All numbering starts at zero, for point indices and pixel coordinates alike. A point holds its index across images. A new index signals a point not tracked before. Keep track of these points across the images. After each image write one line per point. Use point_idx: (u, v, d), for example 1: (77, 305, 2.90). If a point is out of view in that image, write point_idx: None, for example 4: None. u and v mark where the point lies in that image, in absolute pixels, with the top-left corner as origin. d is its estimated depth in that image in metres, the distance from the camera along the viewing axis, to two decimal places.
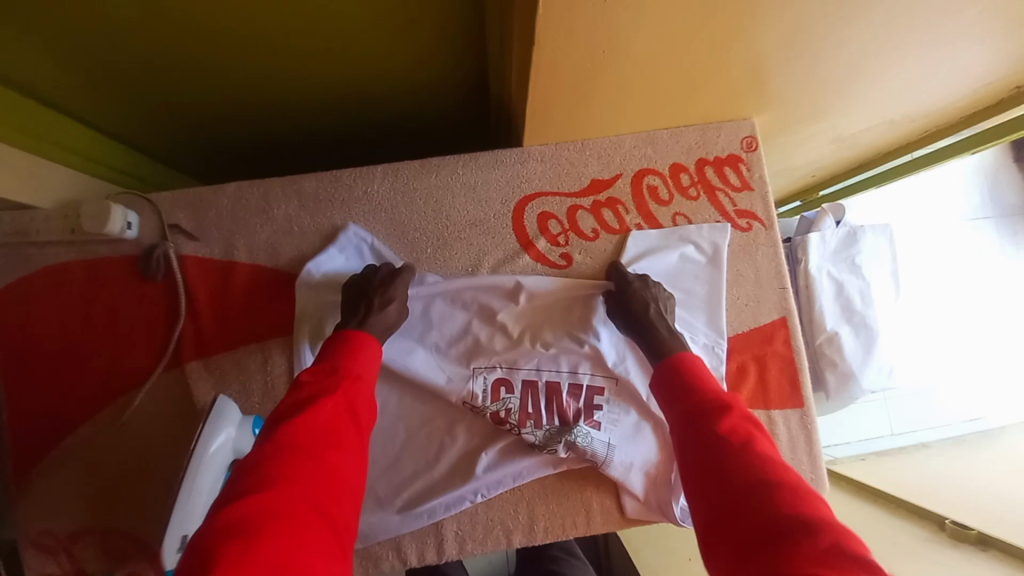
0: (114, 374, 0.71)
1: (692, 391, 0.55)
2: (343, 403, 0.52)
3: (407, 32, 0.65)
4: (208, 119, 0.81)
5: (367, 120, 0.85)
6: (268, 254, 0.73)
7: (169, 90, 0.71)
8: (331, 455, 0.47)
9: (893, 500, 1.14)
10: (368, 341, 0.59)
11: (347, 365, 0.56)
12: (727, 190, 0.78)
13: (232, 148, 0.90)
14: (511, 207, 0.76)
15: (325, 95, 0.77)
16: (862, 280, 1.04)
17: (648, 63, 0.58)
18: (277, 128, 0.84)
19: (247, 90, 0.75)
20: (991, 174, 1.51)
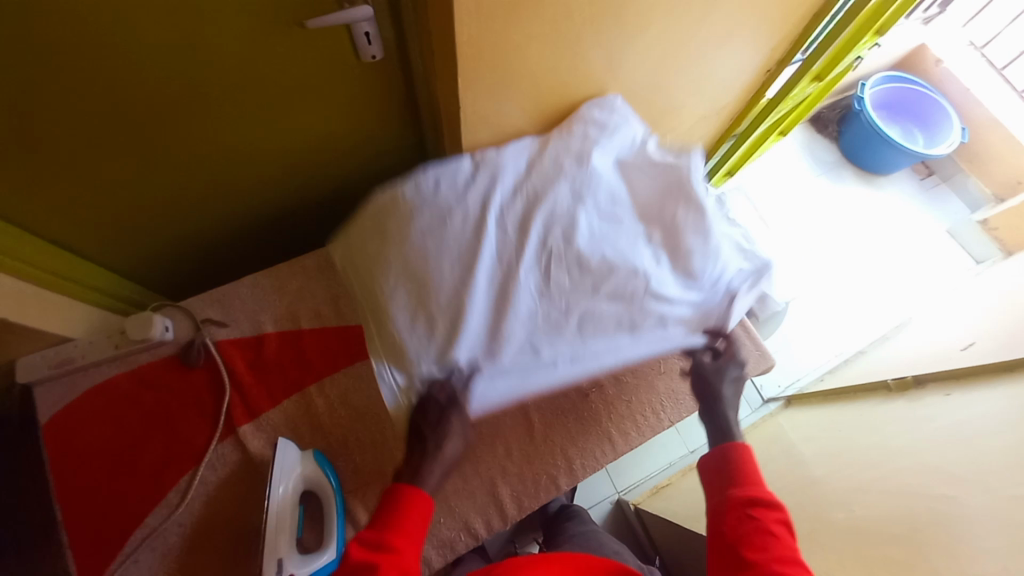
0: (170, 460, 0.79)
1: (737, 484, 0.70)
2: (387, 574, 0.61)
3: (364, 136, 0.94)
4: (211, 238, 1.00)
5: (338, 208, 1.09)
6: (289, 319, 0.89)
7: (174, 218, 0.91)
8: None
9: (852, 391, 1.36)
10: (416, 504, 0.68)
11: (388, 534, 0.65)
12: None
13: (222, 265, 1.08)
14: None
15: (307, 197, 1.01)
16: (740, 228, 1.36)
17: (532, 103, 0.89)
18: (264, 230, 1.05)
19: (246, 207, 0.97)
20: (804, 146, 2.03)
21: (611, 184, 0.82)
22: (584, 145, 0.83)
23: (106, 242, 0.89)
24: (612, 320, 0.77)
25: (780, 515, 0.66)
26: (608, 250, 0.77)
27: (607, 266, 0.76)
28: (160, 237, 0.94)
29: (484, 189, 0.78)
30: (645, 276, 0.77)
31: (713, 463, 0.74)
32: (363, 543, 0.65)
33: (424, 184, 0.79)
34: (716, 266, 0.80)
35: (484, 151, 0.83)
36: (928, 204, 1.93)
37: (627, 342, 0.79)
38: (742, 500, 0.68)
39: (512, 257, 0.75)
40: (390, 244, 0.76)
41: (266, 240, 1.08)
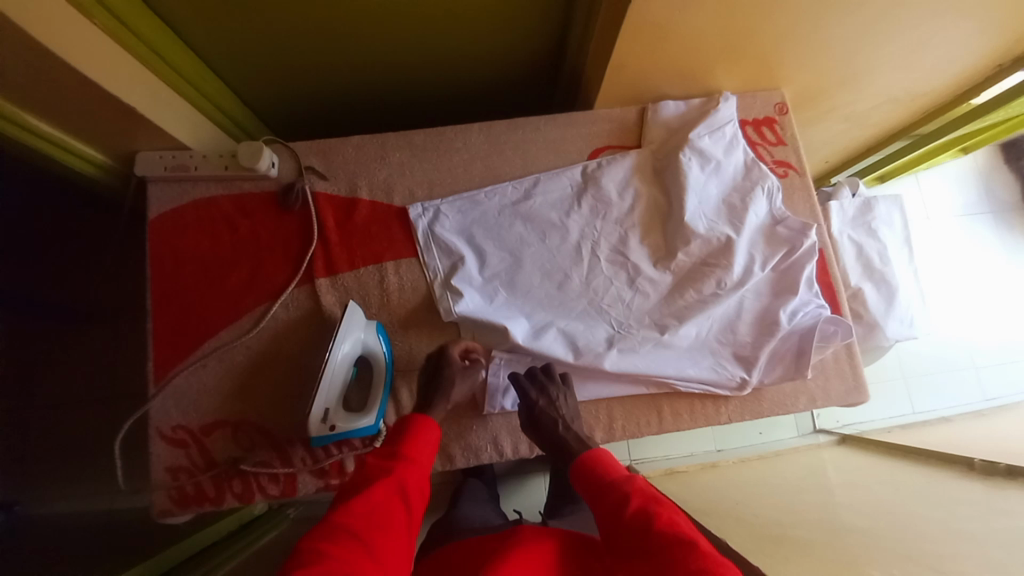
0: (249, 290, 0.84)
1: (600, 494, 0.64)
2: (402, 490, 0.62)
3: (507, 14, 0.83)
4: (326, 88, 0.97)
5: (453, 90, 1.02)
6: (383, 191, 0.87)
7: (298, 56, 0.88)
8: (379, 541, 0.56)
9: (923, 454, 1.24)
10: (427, 427, 0.70)
11: (404, 451, 0.66)
12: (765, 145, 0.92)
13: (330, 118, 1.07)
14: (587, 157, 0.91)
15: (428, 70, 0.95)
16: (879, 242, 1.18)
17: (708, 21, 0.74)
18: (377, 94, 1.01)
19: (368, 65, 0.92)
20: (981, 173, 1.68)
21: (702, 201, 0.85)
22: (667, 179, 0.88)
23: (233, 62, 0.89)
24: (679, 349, 0.83)
25: (636, 494, 0.62)
26: (677, 276, 0.85)
27: (678, 294, 0.84)
28: (283, 74, 0.92)
29: (583, 210, 0.87)
30: (716, 319, 0.84)
31: (578, 488, 0.68)
32: (375, 458, 0.65)
33: (523, 189, 0.88)
34: (788, 300, 0.83)
35: (589, 161, 0.90)
36: None
37: (671, 360, 0.83)
38: (609, 503, 0.62)
39: (585, 267, 0.86)
40: (490, 240, 0.85)
41: (376, 105, 1.04)
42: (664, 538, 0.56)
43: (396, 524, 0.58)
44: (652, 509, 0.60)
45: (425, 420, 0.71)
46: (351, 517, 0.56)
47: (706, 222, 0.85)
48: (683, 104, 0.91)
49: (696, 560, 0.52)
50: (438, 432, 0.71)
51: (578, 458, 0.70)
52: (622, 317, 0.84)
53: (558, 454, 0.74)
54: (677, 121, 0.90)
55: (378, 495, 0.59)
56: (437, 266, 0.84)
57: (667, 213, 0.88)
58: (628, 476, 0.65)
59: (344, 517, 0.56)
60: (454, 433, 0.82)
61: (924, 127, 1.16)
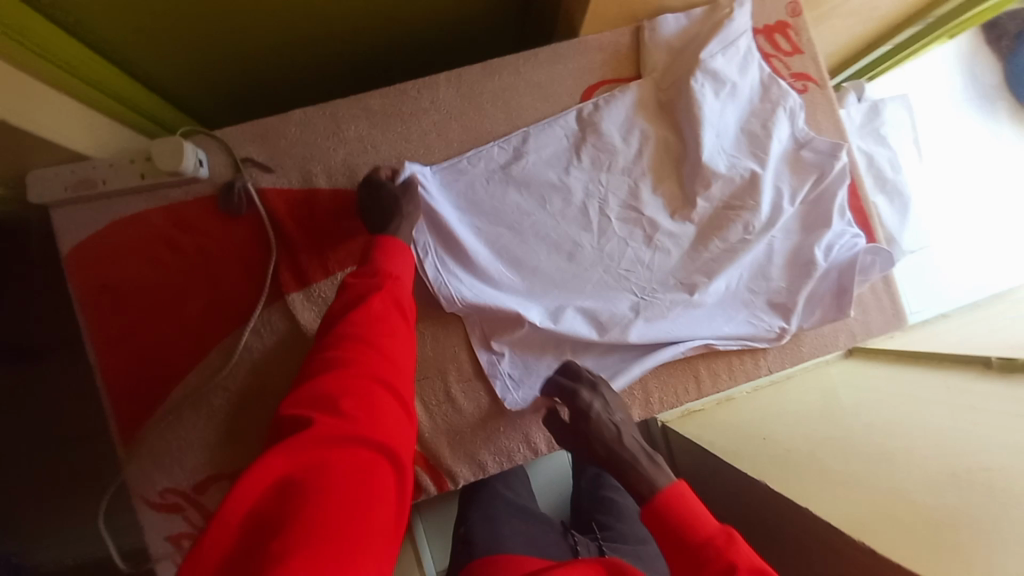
0: (211, 317, 0.70)
1: (691, 555, 0.51)
2: (393, 301, 0.58)
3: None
4: (247, 48, 0.78)
5: (404, 32, 0.84)
6: (346, 173, 0.72)
7: (201, 8, 0.68)
8: (384, 341, 0.55)
9: (934, 357, 1.24)
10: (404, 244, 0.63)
11: (383, 266, 0.60)
12: (780, 56, 0.80)
13: (256, 87, 0.87)
14: (580, 99, 0.77)
15: (371, 9, 0.76)
16: (889, 148, 1.09)
17: None
18: (311, 49, 0.82)
19: (294, 11, 0.73)
20: (969, 56, 1.60)
21: (720, 134, 0.73)
22: (678, 116, 0.75)
23: (112, 25, 0.69)
24: (708, 304, 0.76)
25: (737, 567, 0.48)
26: (699, 225, 0.75)
27: (701, 241, 0.75)
28: (188, 34, 0.73)
29: (584, 163, 0.75)
30: (746, 268, 0.76)
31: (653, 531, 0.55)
32: (353, 275, 0.60)
33: (512, 147, 0.74)
34: (824, 232, 0.75)
35: (584, 103, 0.75)
36: None
37: (702, 320, 0.76)
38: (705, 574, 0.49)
39: (597, 225, 0.75)
40: (484, 212, 0.72)
41: (311, 63, 0.85)
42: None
43: (394, 323, 0.57)
44: None
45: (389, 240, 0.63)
46: (351, 330, 0.54)
47: (725, 161, 0.74)
48: (684, 17, 0.76)
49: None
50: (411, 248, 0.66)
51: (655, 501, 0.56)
52: (644, 283, 0.75)
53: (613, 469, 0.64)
54: (678, 40, 0.76)
55: (375, 311, 0.56)
56: (428, 243, 0.71)
57: (680, 155, 0.76)
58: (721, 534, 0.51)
59: (343, 330, 0.54)
60: (480, 439, 0.74)
61: (935, 13, 1.04)
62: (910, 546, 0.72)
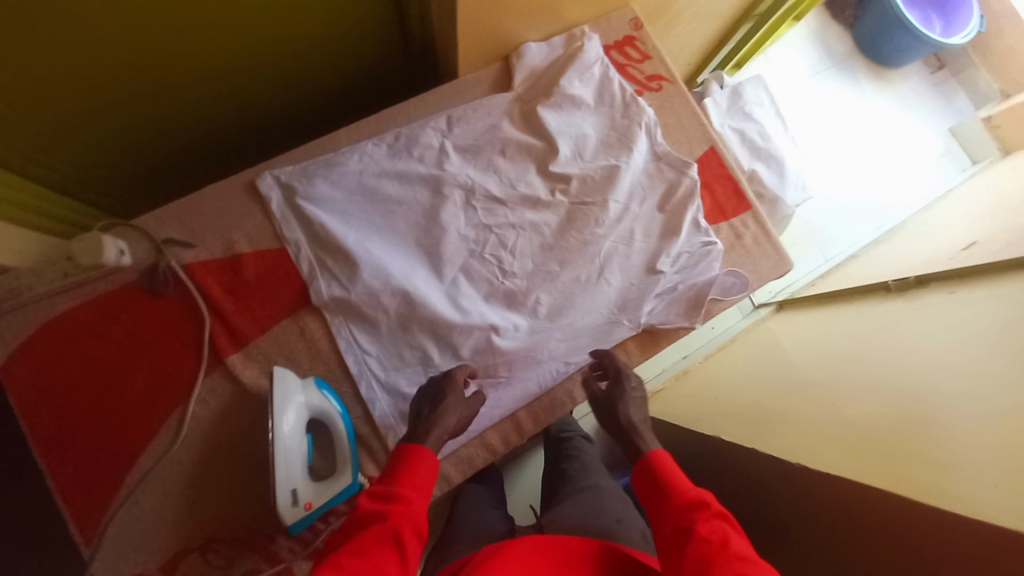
0: (156, 396, 0.72)
1: (668, 500, 0.64)
2: (394, 530, 0.56)
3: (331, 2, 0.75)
4: (148, 133, 0.83)
5: (301, 97, 0.92)
6: (269, 236, 0.76)
7: (87, 100, 0.73)
8: None
9: (846, 294, 1.38)
10: (421, 458, 0.63)
11: (397, 498, 0.59)
12: (633, 63, 0.92)
13: (167, 166, 0.93)
14: (449, 108, 0.84)
15: (264, 79, 0.84)
16: (756, 123, 1.25)
17: None
18: (211, 123, 0.88)
19: (184, 91, 0.79)
20: (818, 34, 1.84)
21: (581, 143, 0.86)
22: (540, 123, 0.85)
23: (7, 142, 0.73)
24: (563, 303, 0.81)
25: (706, 510, 0.61)
26: (560, 217, 0.84)
27: (544, 238, 0.84)
28: (82, 130, 0.78)
29: (451, 164, 0.82)
30: (605, 259, 0.84)
31: (640, 487, 0.69)
32: (370, 498, 0.59)
33: (387, 145, 0.81)
34: (677, 240, 0.85)
35: (453, 109, 0.84)
36: (926, 108, 1.88)
37: (585, 296, 0.82)
38: (678, 516, 0.62)
39: (455, 219, 0.81)
40: (352, 193, 0.78)
41: (218, 135, 0.91)
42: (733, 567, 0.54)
43: (384, 557, 0.54)
44: (718, 527, 0.59)
45: (418, 449, 0.64)
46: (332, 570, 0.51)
47: (592, 163, 0.86)
48: (546, 47, 0.87)
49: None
50: (436, 459, 0.65)
51: (642, 457, 0.70)
52: (512, 264, 0.82)
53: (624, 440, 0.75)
54: (542, 64, 0.87)
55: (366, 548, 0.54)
56: (299, 238, 0.76)
57: (541, 150, 0.85)
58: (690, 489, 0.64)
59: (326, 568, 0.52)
60: None
61: (765, 6, 1.22)
62: (853, 457, 0.80)
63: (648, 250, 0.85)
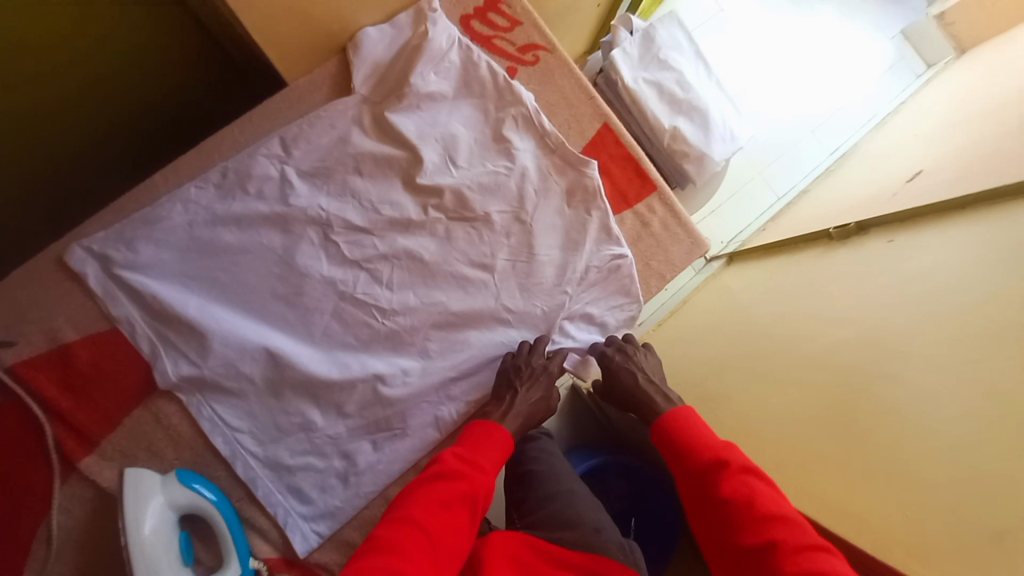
0: (10, 518, 0.62)
1: (695, 457, 0.61)
2: (468, 489, 0.56)
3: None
4: None
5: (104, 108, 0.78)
6: (95, 316, 0.66)
7: None
8: (443, 531, 0.51)
9: (792, 241, 1.26)
10: (496, 433, 0.63)
11: (475, 462, 0.59)
12: (500, 34, 0.77)
13: None
14: (285, 126, 0.71)
15: (34, 84, 0.70)
16: (674, 70, 1.10)
17: None
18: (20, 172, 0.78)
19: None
20: None
21: (450, 146, 0.73)
22: (395, 129, 0.71)
23: None
24: (454, 335, 0.73)
25: (728, 467, 0.57)
26: (439, 237, 0.73)
27: (423, 264, 0.73)
28: None
29: (298, 196, 0.70)
30: (498, 278, 0.74)
31: (660, 446, 0.65)
32: (453, 456, 0.59)
33: (215, 185, 0.69)
34: (582, 254, 0.76)
35: (286, 127, 0.70)
36: (875, 11, 1.71)
37: (477, 325, 0.74)
38: (701, 478, 0.59)
39: (315, 261, 0.70)
40: (185, 250, 0.67)
41: (24, 179, 0.79)
42: (755, 534, 0.53)
43: (458, 516, 0.53)
44: (749, 484, 0.56)
45: (496, 424, 0.64)
46: (418, 510, 0.52)
47: (466, 167, 0.74)
48: (388, 28, 0.72)
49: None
50: (511, 438, 0.64)
51: (659, 422, 0.66)
52: (388, 301, 0.72)
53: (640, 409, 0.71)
54: (387, 55, 0.72)
55: (445, 497, 0.54)
56: (131, 314, 0.66)
57: (404, 161, 0.72)
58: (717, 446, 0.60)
59: (412, 508, 0.53)
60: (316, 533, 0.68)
61: None
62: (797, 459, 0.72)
63: (543, 258, 0.75)
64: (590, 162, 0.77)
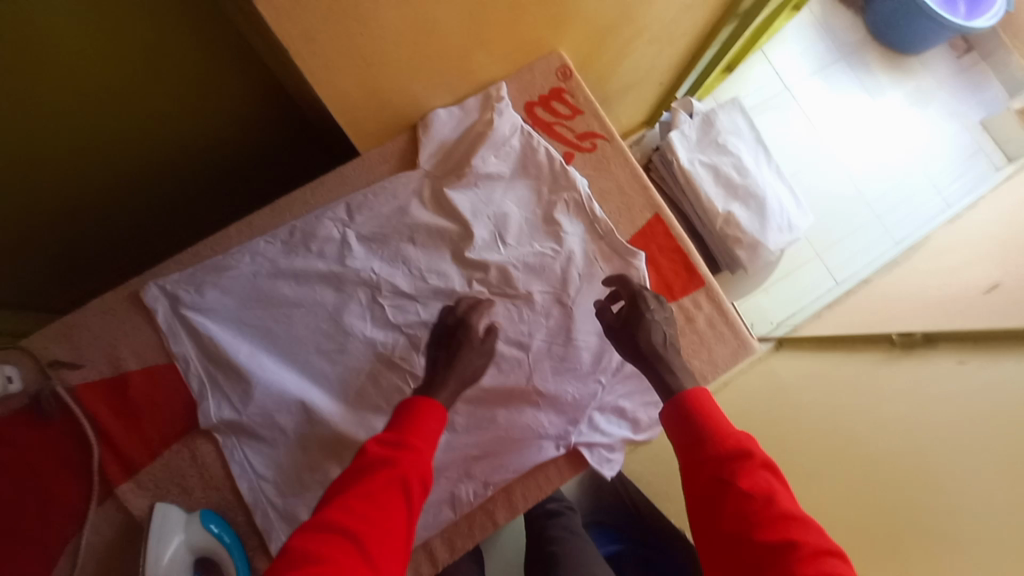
0: (48, 531, 0.66)
1: (704, 444, 0.56)
2: (400, 479, 0.54)
3: (191, 37, 0.68)
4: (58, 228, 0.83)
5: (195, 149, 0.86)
6: (156, 350, 0.71)
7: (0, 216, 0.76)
8: (372, 535, 0.50)
9: (848, 340, 1.16)
10: (431, 410, 0.60)
11: (405, 443, 0.57)
12: (561, 121, 0.80)
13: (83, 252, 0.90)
14: (352, 192, 0.76)
15: (142, 129, 0.76)
16: (733, 155, 1.09)
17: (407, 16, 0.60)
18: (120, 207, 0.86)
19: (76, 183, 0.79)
20: (822, 25, 1.63)
21: (502, 225, 0.76)
22: (451, 205, 0.75)
23: None
24: (481, 412, 0.73)
25: (751, 459, 0.54)
26: None
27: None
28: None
29: (353, 259, 0.74)
30: (533, 360, 0.74)
31: (669, 426, 0.61)
32: (374, 445, 0.57)
33: (281, 241, 0.74)
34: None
35: (353, 194, 0.75)
36: (953, 101, 1.65)
37: (505, 405, 0.73)
38: (711, 468, 0.55)
39: (360, 321, 0.73)
40: (245, 297, 0.72)
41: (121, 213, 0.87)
42: (766, 535, 0.49)
43: (390, 511, 0.52)
44: (761, 480, 0.52)
45: (427, 402, 0.61)
46: (345, 514, 0.50)
47: (515, 247, 0.76)
48: (457, 111, 0.76)
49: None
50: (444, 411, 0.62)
51: (673, 401, 0.61)
52: (423, 371, 0.73)
53: (652, 367, 0.66)
54: (452, 135, 0.76)
55: (377, 494, 0.52)
56: (188, 353, 0.71)
57: (456, 235, 0.75)
58: (731, 437, 0.56)
59: (337, 512, 0.50)
60: None
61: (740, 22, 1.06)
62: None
63: (580, 345, 0.75)
64: (639, 253, 0.76)
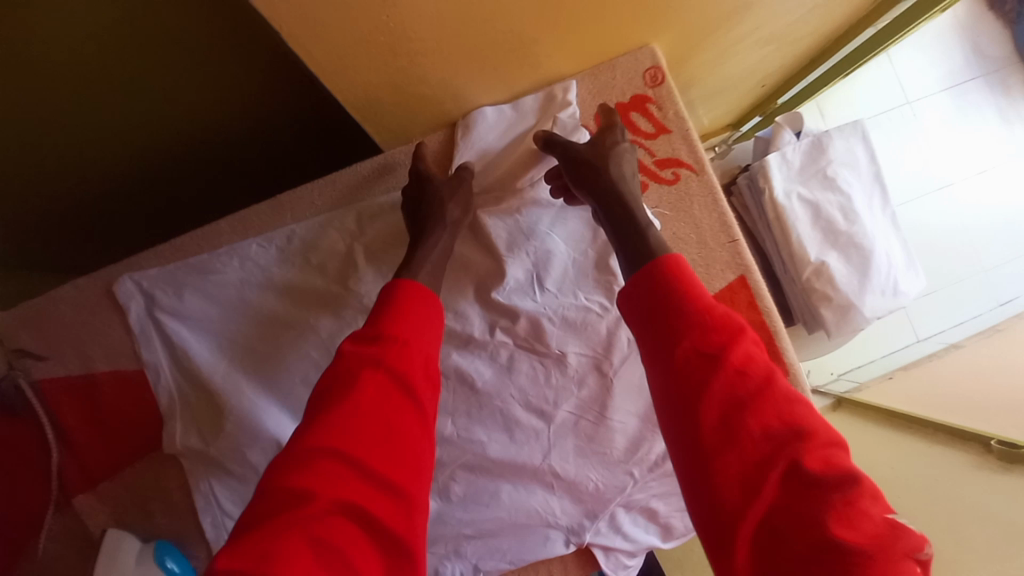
0: None
1: (677, 317, 0.42)
2: (394, 376, 0.44)
3: None
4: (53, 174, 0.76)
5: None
6: (128, 354, 0.62)
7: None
8: (375, 443, 0.41)
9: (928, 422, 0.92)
10: (414, 291, 0.49)
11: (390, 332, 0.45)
12: (639, 139, 0.63)
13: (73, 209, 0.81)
14: (368, 198, 0.63)
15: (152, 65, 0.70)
16: (841, 192, 0.87)
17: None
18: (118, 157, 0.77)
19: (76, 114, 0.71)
20: None
21: (542, 266, 0.61)
22: (484, 232, 0.60)
23: None
24: (482, 486, 0.61)
25: (738, 337, 0.41)
26: (497, 368, 0.61)
27: (471, 393, 0.61)
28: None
29: (358, 282, 0.61)
30: (553, 435, 0.61)
31: (628, 299, 0.46)
32: (351, 344, 0.45)
33: (277, 247, 0.62)
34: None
35: (368, 203, 0.62)
36: None
37: (513, 482, 0.61)
38: (686, 346, 0.41)
39: None
40: (229, 305, 0.61)
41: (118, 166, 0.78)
42: (771, 433, 0.37)
43: (389, 412, 0.42)
44: (750, 361, 0.40)
45: (409, 286, 0.49)
46: (337, 425, 0.40)
47: (554, 295, 0.61)
48: (508, 111, 0.60)
49: (844, 496, 0.34)
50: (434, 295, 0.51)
51: (645, 270, 0.46)
52: None
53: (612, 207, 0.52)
54: (496, 143, 0.60)
55: (369, 396, 0.42)
56: (159, 363, 0.61)
57: (484, 269, 0.61)
58: (711, 309, 0.42)
59: (326, 427, 0.40)
60: None
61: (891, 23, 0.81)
62: None
63: (613, 428, 0.61)
64: None
